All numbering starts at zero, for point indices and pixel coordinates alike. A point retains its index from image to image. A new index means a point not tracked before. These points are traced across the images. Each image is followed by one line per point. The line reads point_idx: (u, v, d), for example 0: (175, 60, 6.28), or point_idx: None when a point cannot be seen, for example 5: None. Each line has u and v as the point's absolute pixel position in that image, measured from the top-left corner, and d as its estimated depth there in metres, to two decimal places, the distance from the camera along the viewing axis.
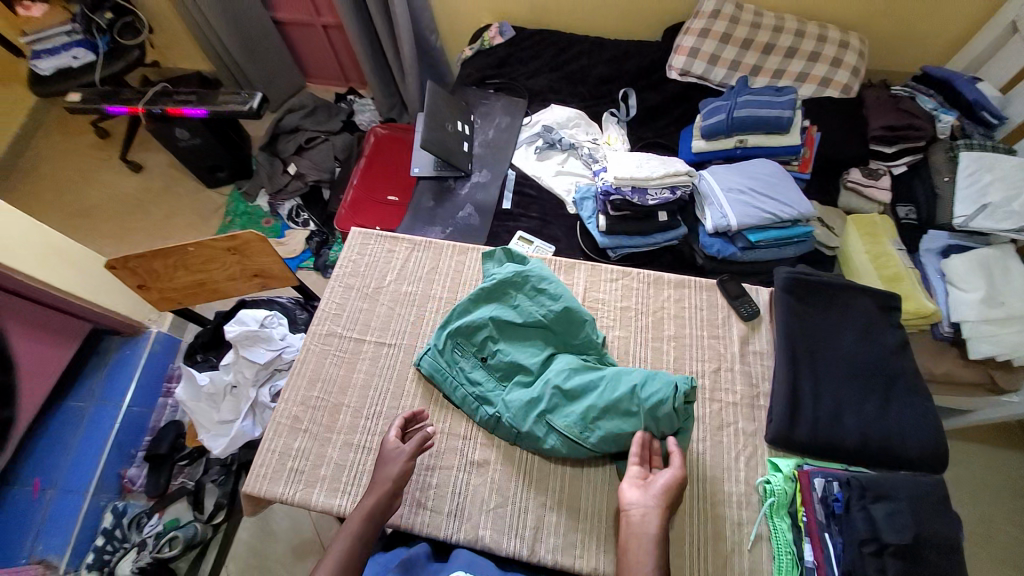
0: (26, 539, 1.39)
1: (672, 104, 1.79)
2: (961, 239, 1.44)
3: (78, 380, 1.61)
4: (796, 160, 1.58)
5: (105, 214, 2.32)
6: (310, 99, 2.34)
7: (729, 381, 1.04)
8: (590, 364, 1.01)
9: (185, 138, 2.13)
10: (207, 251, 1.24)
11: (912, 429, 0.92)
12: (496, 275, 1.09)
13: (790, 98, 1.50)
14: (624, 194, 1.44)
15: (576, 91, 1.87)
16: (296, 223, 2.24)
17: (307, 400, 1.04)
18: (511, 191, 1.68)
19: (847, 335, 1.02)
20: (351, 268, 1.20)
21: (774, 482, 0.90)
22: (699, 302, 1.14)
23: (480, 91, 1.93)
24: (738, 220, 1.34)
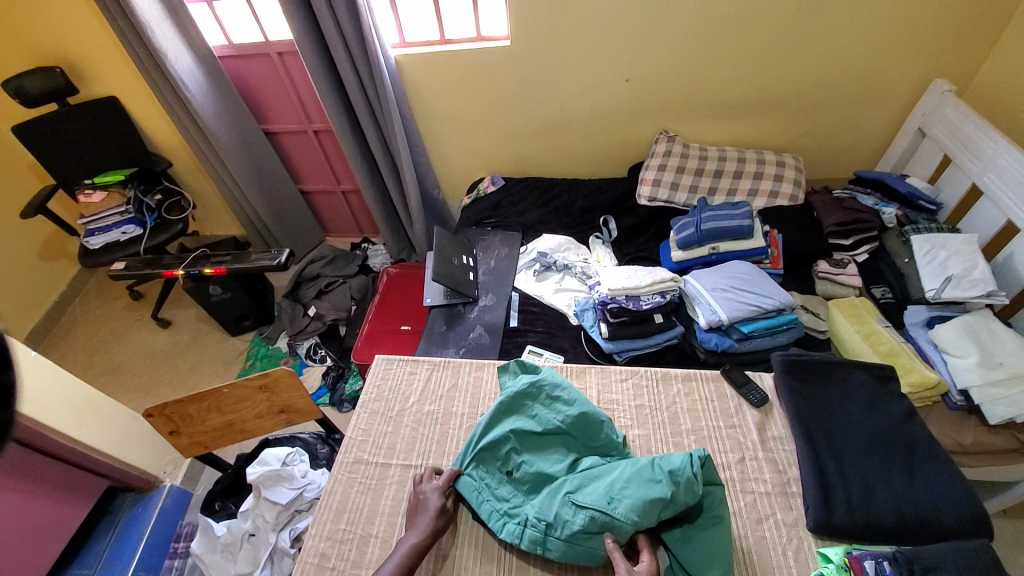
0: None
1: (647, 223, 2.06)
2: (940, 309, 1.56)
3: (85, 547, 1.58)
4: (767, 259, 1.77)
5: (131, 370, 2.44)
6: (329, 249, 2.63)
7: (757, 469, 1.04)
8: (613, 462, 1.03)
9: (217, 294, 2.36)
10: (241, 391, 1.32)
11: (948, 499, 0.91)
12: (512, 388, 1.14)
13: (745, 210, 1.76)
14: (619, 302, 1.60)
15: (563, 221, 2.16)
16: (313, 359, 2.35)
17: (334, 535, 1.02)
18: (516, 310, 1.83)
19: (856, 409, 1.06)
20: (374, 394, 1.27)
21: (827, 574, 0.85)
22: (708, 392, 1.19)
23: (480, 230, 2.20)
24: (729, 314, 1.47)
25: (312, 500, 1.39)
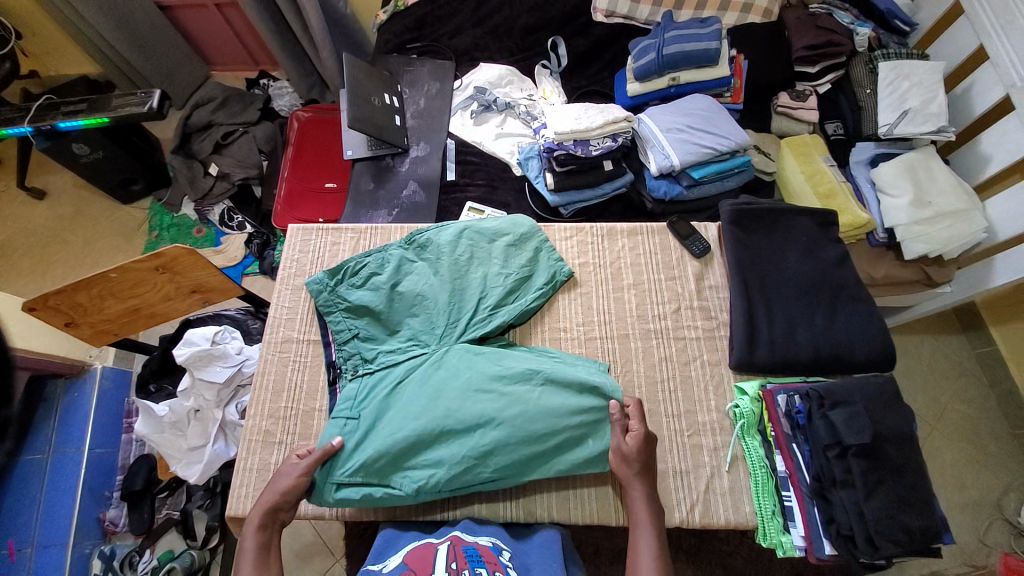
0: None
1: (601, 48, 1.75)
2: (887, 146, 1.52)
3: (31, 432, 1.53)
4: (728, 92, 1.58)
5: (12, 251, 2.08)
6: (217, 89, 2.12)
7: (691, 318, 1.07)
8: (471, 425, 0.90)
9: (85, 154, 1.91)
10: (135, 274, 1.14)
11: (858, 334, 1.01)
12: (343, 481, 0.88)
13: (714, 29, 1.49)
14: (567, 148, 1.42)
15: (503, 46, 1.79)
16: (230, 227, 2.09)
17: (277, 413, 1.01)
18: (453, 160, 1.62)
19: (792, 255, 1.08)
20: (295, 269, 1.14)
21: (742, 405, 0.97)
22: (652, 246, 1.14)
23: (403, 58, 1.80)
24: (681, 159, 1.35)
25: (251, 375, 1.36)
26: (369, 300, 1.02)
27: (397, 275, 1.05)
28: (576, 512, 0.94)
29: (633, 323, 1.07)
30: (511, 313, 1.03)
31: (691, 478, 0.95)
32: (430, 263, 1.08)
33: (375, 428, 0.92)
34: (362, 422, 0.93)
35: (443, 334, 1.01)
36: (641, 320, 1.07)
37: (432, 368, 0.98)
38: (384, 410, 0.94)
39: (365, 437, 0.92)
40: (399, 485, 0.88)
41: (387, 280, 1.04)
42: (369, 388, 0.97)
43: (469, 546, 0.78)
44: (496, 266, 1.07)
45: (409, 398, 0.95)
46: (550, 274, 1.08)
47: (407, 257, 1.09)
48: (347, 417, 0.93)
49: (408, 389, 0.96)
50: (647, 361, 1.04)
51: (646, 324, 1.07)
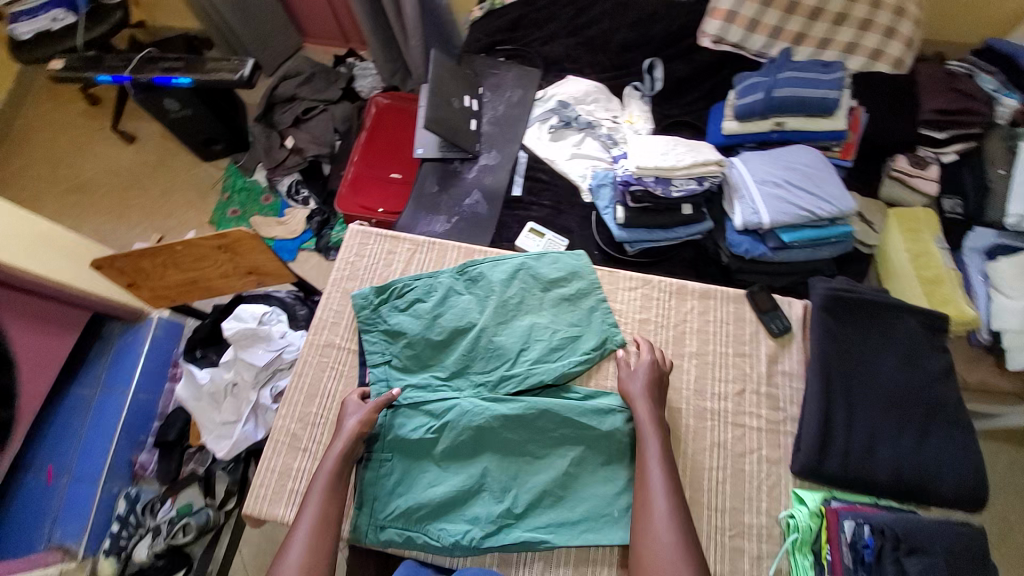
0: (43, 526, 1.46)
1: (702, 76, 1.62)
2: (1011, 240, 1.32)
3: (83, 368, 1.64)
4: (837, 146, 1.43)
5: (99, 190, 2.23)
6: (306, 64, 2.17)
7: (755, 404, 0.96)
8: (505, 482, 0.91)
9: (175, 110, 1.99)
10: (198, 250, 1.17)
11: (950, 464, 0.87)
12: (382, 521, 0.88)
13: (839, 76, 1.34)
14: (646, 184, 1.31)
15: (596, 60, 1.70)
16: (295, 201, 2.14)
17: (306, 417, 1.00)
18: (522, 175, 1.56)
19: (887, 358, 0.95)
20: (348, 272, 1.12)
21: (798, 518, 0.86)
22: (725, 314, 1.04)
23: (490, 60, 1.74)
24: (772, 218, 1.22)
25: (291, 361, 1.36)
26: (410, 329, 1.01)
27: (441, 307, 1.03)
28: None
29: (689, 397, 0.97)
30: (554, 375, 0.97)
31: None
32: (478, 298, 1.05)
33: (409, 473, 0.92)
34: (398, 464, 0.93)
35: (478, 376, 0.98)
36: (698, 396, 0.97)
37: (462, 412, 0.93)
38: (420, 455, 0.93)
39: (401, 478, 0.92)
40: (435, 537, 0.87)
41: (430, 310, 1.02)
42: (405, 428, 0.94)
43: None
44: (543, 315, 1.03)
45: (445, 444, 0.93)
46: (601, 339, 1.00)
47: (455, 288, 1.06)
48: (383, 455, 0.92)
49: (443, 433, 0.93)
50: (697, 443, 0.94)
51: (703, 401, 0.97)
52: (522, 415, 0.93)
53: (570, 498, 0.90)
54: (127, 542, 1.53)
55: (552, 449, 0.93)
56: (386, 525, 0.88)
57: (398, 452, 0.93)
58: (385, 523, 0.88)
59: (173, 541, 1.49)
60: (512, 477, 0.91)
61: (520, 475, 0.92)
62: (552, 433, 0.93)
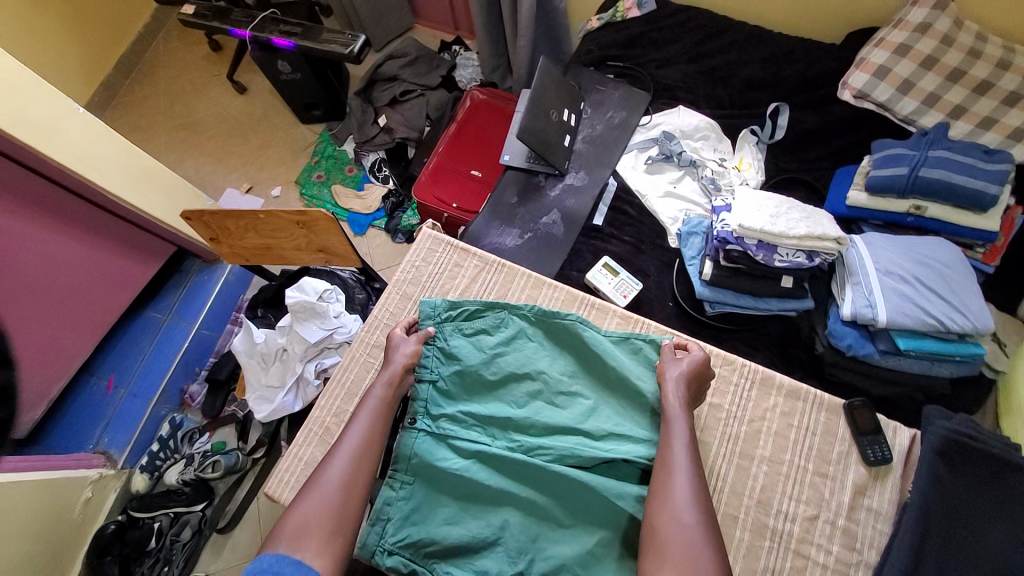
0: (96, 429, 1.58)
1: (833, 132, 1.43)
2: None
3: (160, 295, 1.78)
4: (982, 247, 1.21)
5: (205, 132, 2.38)
6: (413, 47, 2.18)
7: (825, 536, 0.83)
8: (525, 544, 0.83)
9: (286, 73, 2.06)
10: (277, 221, 1.18)
11: None
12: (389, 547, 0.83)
13: (1003, 169, 1.13)
14: (746, 247, 1.17)
15: (713, 93, 1.55)
16: (376, 178, 2.16)
17: (341, 415, 0.98)
18: (607, 204, 1.45)
19: (1005, 530, 0.77)
20: (411, 276, 1.09)
21: None
22: (812, 422, 0.89)
23: (598, 75, 1.65)
24: (889, 317, 1.05)
25: (341, 342, 1.36)
26: (468, 356, 0.96)
27: (506, 344, 0.98)
28: None
29: (749, 507, 0.85)
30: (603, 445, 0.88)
31: None
32: (544, 344, 0.99)
33: (428, 505, 0.87)
34: (421, 491, 0.88)
35: (525, 424, 0.91)
36: (760, 509, 0.84)
37: (501, 458, 0.88)
38: (445, 489, 0.87)
39: (418, 508, 0.86)
40: None
41: (494, 343, 0.97)
42: (436, 457, 0.88)
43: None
44: (607, 375, 0.96)
45: (475, 485, 0.86)
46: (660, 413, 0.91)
47: (525, 326, 1.00)
48: (406, 477, 0.88)
49: (475, 473, 0.87)
50: (747, 562, 0.82)
51: (765, 517, 0.84)
52: (562, 480, 0.86)
53: None
54: (161, 463, 1.63)
55: (584, 522, 0.84)
56: (392, 552, 0.83)
57: (423, 480, 0.88)
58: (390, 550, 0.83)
59: (202, 475, 1.58)
60: (532, 539, 0.83)
61: (541, 542, 0.83)
62: (589, 507, 0.85)
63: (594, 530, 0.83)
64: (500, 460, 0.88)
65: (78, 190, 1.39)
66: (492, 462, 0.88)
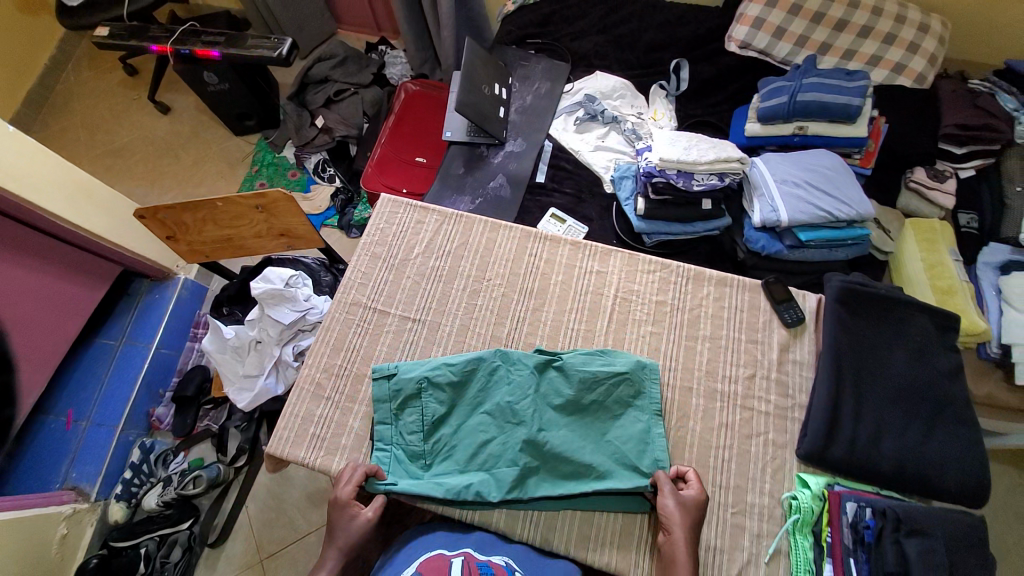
0: (62, 465, 1.51)
1: (727, 79, 1.65)
2: None
3: (110, 320, 1.70)
4: (858, 154, 1.45)
5: (134, 156, 2.30)
6: (340, 47, 2.22)
7: (763, 389, 0.99)
8: (527, 456, 0.90)
9: (213, 83, 2.06)
10: (236, 208, 1.22)
11: (954, 458, 0.89)
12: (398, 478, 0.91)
13: (862, 85, 1.37)
14: (668, 177, 1.34)
15: (623, 58, 1.74)
16: (321, 178, 2.19)
17: (331, 368, 1.04)
18: (546, 163, 1.60)
19: (898, 355, 0.96)
20: (378, 238, 1.17)
21: (801, 499, 0.88)
22: (739, 302, 1.07)
23: (521, 52, 1.79)
24: (790, 216, 1.25)
25: (314, 323, 1.41)
26: (438, 400, 0.96)
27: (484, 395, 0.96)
28: (594, 553, 0.89)
29: (699, 377, 1.00)
30: (580, 370, 0.96)
31: (723, 558, 0.87)
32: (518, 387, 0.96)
33: (431, 441, 0.94)
34: (414, 437, 0.95)
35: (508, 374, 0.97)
36: (709, 377, 1.00)
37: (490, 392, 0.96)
38: (439, 462, 0.93)
39: (424, 445, 0.94)
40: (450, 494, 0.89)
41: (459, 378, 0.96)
42: (430, 403, 0.95)
43: (483, 563, 0.74)
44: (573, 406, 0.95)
45: (462, 452, 0.92)
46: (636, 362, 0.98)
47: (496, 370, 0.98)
48: (403, 415, 0.96)
49: (460, 444, 0.93)
50: (706, 422, 0.97)
51: (714, 382, 1.00)
52: (546, 396, 0.95)
53: (582, 469, 0.90)
54: (137, 489, 1.57)
55: (571, 417, 0.95)
56: (400, 479, 0.91)
57: (425, 423, 0.95)
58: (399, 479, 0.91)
59: (183, 492, 1.51)
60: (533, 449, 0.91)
61: (541, 448, 0.91)
62: (573, 408, 0.95)
63: (571, 419, 0.94)
64: (490, 392, 0.96)
65: (11, 213, 1.34)
66: (480, 393, 0.96)
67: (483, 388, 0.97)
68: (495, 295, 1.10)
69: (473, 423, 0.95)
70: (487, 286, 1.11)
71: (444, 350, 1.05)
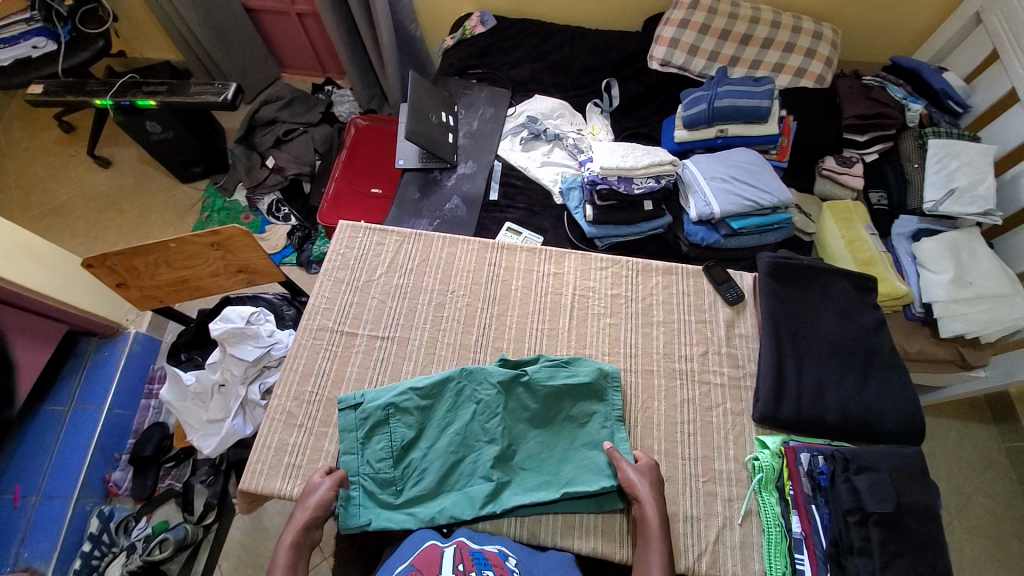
0: (11, 548, 1.38)
1: (654, 93, 1.81)
2: (931, 223, 1.52)
3: (56, 385, 1.59)
4: (774, 149, 1.62)
5: (74, 213, 2.21)
6: (286, 90, 2.28)
7: (717, 363, 1.07)
8: (498, 466, 0.93)
9: (157, 132, 2.05)
10: (190, 247, 1.21)
11: (889, 403, 0.99)
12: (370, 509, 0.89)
13: (768, 89, 1.54)
14: (610, 183, 1.44)
15: (559, 81, 1.87)
16: (276, 218, 2.18)
17: (300, 396, 1.04)
18: (497, 182, 1.68)
19: (827, 315, 1.07)
20: (338, 262, 1.19)
21: (762, 458, 0.94)
22: (685, 288, 1.16)
23: (463, 82, 1.90)
24: (722, 207, 1.37)
25: (279, 357, 1.39)
26: (407, 424, 0.95)
27: (452, 414, 0.97)
28: (580, 540, 0.92)
29: (659, 360, 1.08)
30: (545, 384, 0.98)
31: (701, 526, 0.92)
32: (487, 404, 0.97)
33: (401, 467, 0.93)
34: (383, 465, 0.92)
35: (475, 391, 0.98)
36: (667, 358, 1.08)
37: (458, 411, 0.97)
38: (409, 486, 0.92)
39: (392, 473, 0.92)
40: (426, 517, 0.89)
41: (427, 401, 0.97)
42: (399, 429, 0.95)
43: (476, 550, 0.76)
44: (543, 418, 0.98)
45: (433, 474, 0.92)
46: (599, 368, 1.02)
47: (464, 389, 0.98)
48: (371, 445, 0.94)
49: (431, 466, 0.93)
50: (669, 399, 1.03)
51: (672, 363, 1.07)
52: (518, 409, 0.98)
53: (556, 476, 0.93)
54: (99, 561, 1.43)
55: (547, 426, 0.98)
56: (375, 510, 0.90)
57: (393, 449, 0.93)
58: (373, 509, 0.90)
59: (149, 558, 1.39)
60: (506, 460, 0.95)
61: (514, 458, 0.96)
62: (546, 416, 0.98)
63: (543, 426, 0.98)
64: (457, 409, 0.97)
65: None
66: (450, 414, 0.97)
67: (451, 408, 0.97)
68: (460, 305, 1.14)
69: (443, 444, 0.94)
70: (451, 298, 1.15)
71: (414, 364, 1.07)
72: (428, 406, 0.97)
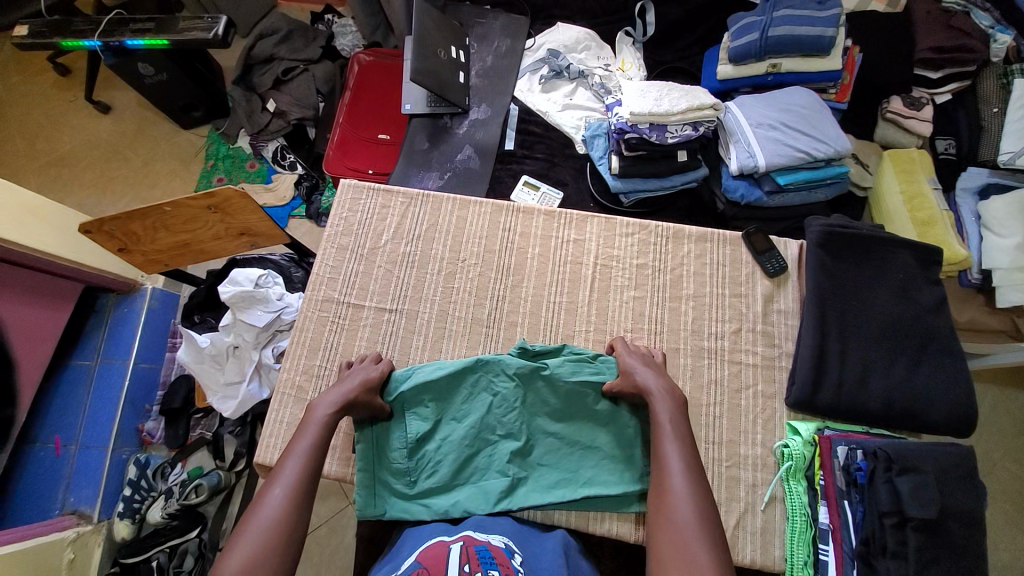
0: (57, 493, 1.49)
1: (695, 19, 1.56)
2: (1003, 176, 1.32)
3: (82, 341, 1.62)
4: (834, 88, 1.40)
5: (79, 162, 2.15)
6: (282, 21, 2.07)
7: (750, 341, 0.99)
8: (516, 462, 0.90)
9: (150, 75, 1.90)
10: (187, 210, 1.14)
11: (941, 392, 0.90)
12: (383, 500, 0.87)
13: (835, 13, 1.30)
14: (641, 132, 1.27)
15: (585, 6, 1.63)
16: (282, 166, 2.07)
17: (309, 371, 1.01)
18: (514, 129, 1.52)
19: (880, 292, 0.96)
20: (342, 227, 1.11)
21: (792, 446, 0.90)
22: (721, 257, 1.05)
23: (475, 9, 1.67)
24: (767, 160, 1.21)
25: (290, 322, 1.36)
26: (421, 416, 0.91)
27: (468, 406, 0.93)
28: (596, 522, 0.91)
29: (686, 337, 1.00)
30: (568, 380, 0.93)
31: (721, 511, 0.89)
32: (505, 397, 0.93)
33: (414, 460, 0.89)
34: (397, 456, 0.89)
35: (493, 383, 0.94)
36: (696, 336, 0.99)
37: (474, 402, 0.93)
38: (423, 478, 0.89)
39: (406, 465, 0.89)
40: (440, 509, 0.87)
41: (442, 393, 0.93)
42: (413, 421, 0.91)
43: (482, 547, 0.72)
44: (562, 414, 0.93)
45: (448, 467, 0.89)
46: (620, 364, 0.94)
47: (481, 380, 0.94)
48: (384, 437, 0.90)
49: (446, 459, 0.89)
50: (694, 381, 0.97)
51: (701, 341, 0.99)
52: (537, 403, 0.94)
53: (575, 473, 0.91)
54: (140, 504, 1.53)
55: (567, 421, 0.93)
56: (388, 500, 0.88)
57: (407, 441, 0.90)
58: (386, 499, 0.87)
59: (186, 502, 1.48)
60: (522, 455, 0.92)
61: (532, 454, 0.92)
62: (565, 412, 0.93)
63: (561, 420, 0.93)
64: (473, 401, 0.93)
65: None
66: (465, 407, 0.93)
67: (467, 399, 0.93)
68: (472, 275, 1.07)
69: (458, 437, 0.91)
70: (463, 267, 1.07)
71: (424, 339, 1.02)
72: (444, 397, 0.93)
